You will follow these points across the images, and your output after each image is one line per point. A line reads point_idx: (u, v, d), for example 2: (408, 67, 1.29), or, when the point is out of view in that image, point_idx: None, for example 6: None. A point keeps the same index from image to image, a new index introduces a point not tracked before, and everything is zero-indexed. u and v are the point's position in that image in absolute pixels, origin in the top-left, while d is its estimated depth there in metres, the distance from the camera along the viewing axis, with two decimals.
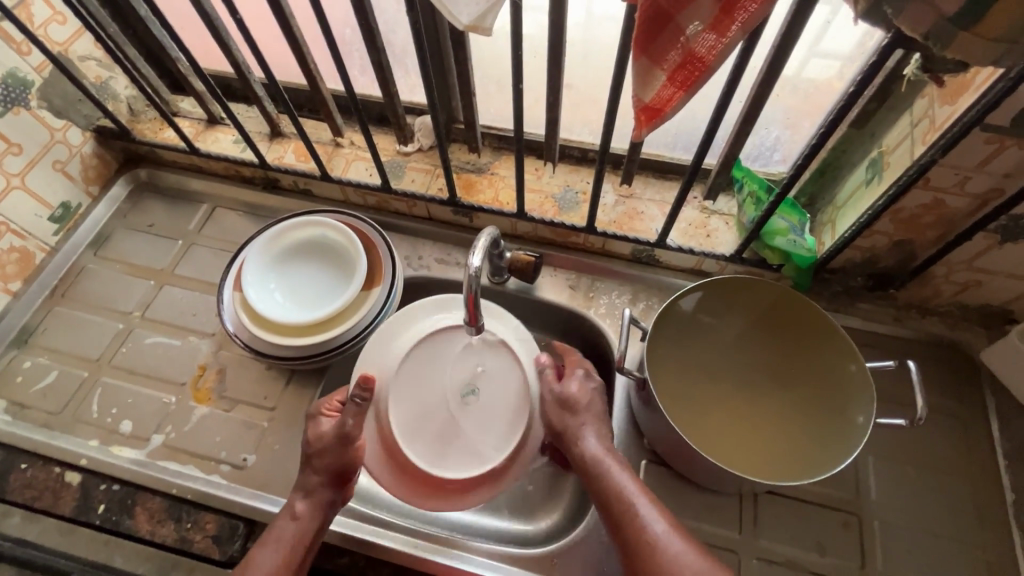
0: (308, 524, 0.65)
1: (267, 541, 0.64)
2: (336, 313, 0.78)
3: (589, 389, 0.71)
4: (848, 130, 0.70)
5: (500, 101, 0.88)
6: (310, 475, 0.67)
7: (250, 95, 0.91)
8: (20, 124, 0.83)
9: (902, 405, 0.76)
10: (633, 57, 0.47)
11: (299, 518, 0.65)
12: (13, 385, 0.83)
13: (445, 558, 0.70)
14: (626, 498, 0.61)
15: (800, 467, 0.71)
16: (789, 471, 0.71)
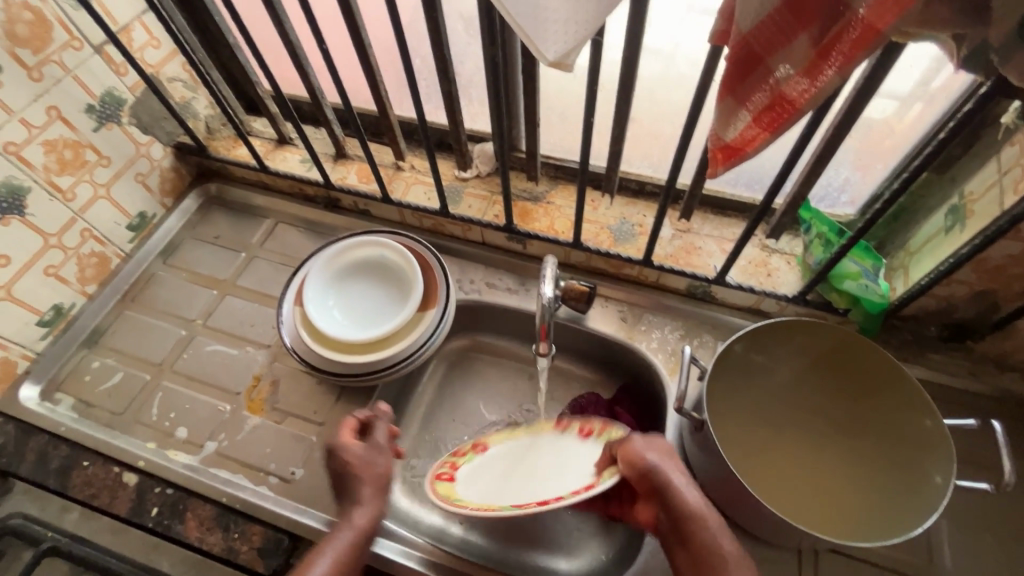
0: (360, 543, 0.61)
1: (316, 552, 0.59)
2: (390, 332, 0.79)
3: (666, 452, 0.57)
4: (927, 174, 0.67)
5: (561, 132, 0.89)
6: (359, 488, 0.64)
7: (320, 117, 0.96)
8: (111, 139, 0.89)
9: (978, 467, 0.71)
10: (717, 97, 0.47)
11: (347, 537, 0.61)
12: (81, 384, 0.87)
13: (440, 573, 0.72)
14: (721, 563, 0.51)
15: (857, 523, 0.68)
16: (846, 526, 0.68)
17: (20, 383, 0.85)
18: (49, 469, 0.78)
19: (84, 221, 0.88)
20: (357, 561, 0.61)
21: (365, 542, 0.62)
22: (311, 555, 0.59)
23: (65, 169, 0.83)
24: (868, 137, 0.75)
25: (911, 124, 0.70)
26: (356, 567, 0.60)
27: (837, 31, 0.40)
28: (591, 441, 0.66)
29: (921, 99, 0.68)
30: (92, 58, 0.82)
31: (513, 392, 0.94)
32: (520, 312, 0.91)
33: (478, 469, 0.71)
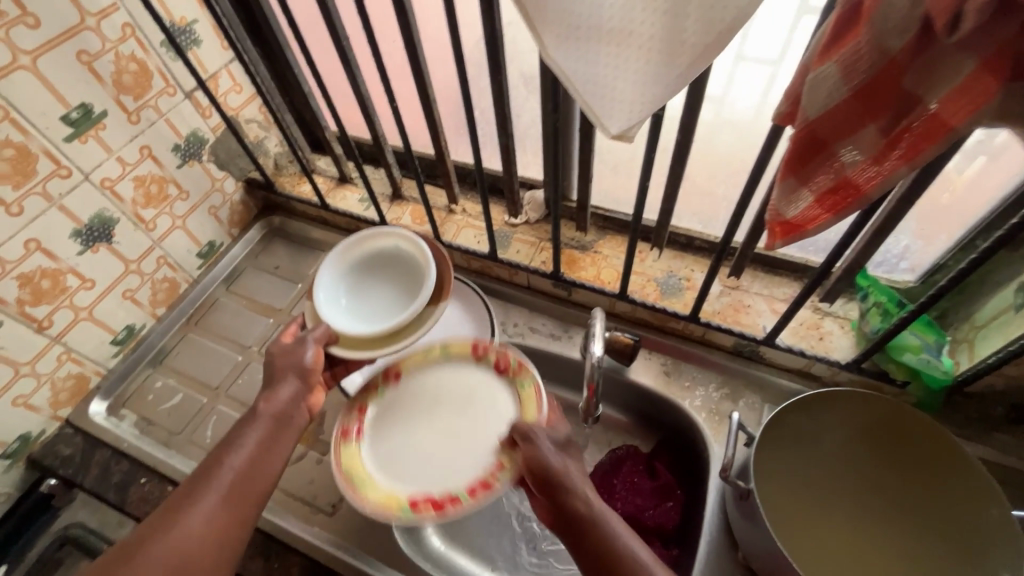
0: (274, 435, 0.62)
1: (225, 453, 0.59)
2: (398, 327, 0.73)
3: (566, 450, 0.62)
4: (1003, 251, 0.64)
5: (612, 184, 0.90)
6: (277, 378, 0.67)
7: (381, 160, 1.01)
8: (191, 174, 0.96)
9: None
10: (778, 176, 0.48)
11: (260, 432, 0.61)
12: (145, 402, 0.92)
13: None
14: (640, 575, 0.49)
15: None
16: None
17: (91, 397, 0.91)
18: (110, 483, 0.83)
19: (160, 249, 0.95)
20: (271, 457, 0.61)
21: (276, 437, 0.62)
22: (224, 450, 0.60)
23: (149, 202, 0.90)
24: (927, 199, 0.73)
25: (974, 183, 0.69)
26: (270, 465, 0.60)
27: (905, 124, 0.40)
28: (504, 379, 0.76)
29: (984, 154, 0.67)
30: (183, 102, 0.90)
31: None
32: (562, 359, 0.92)
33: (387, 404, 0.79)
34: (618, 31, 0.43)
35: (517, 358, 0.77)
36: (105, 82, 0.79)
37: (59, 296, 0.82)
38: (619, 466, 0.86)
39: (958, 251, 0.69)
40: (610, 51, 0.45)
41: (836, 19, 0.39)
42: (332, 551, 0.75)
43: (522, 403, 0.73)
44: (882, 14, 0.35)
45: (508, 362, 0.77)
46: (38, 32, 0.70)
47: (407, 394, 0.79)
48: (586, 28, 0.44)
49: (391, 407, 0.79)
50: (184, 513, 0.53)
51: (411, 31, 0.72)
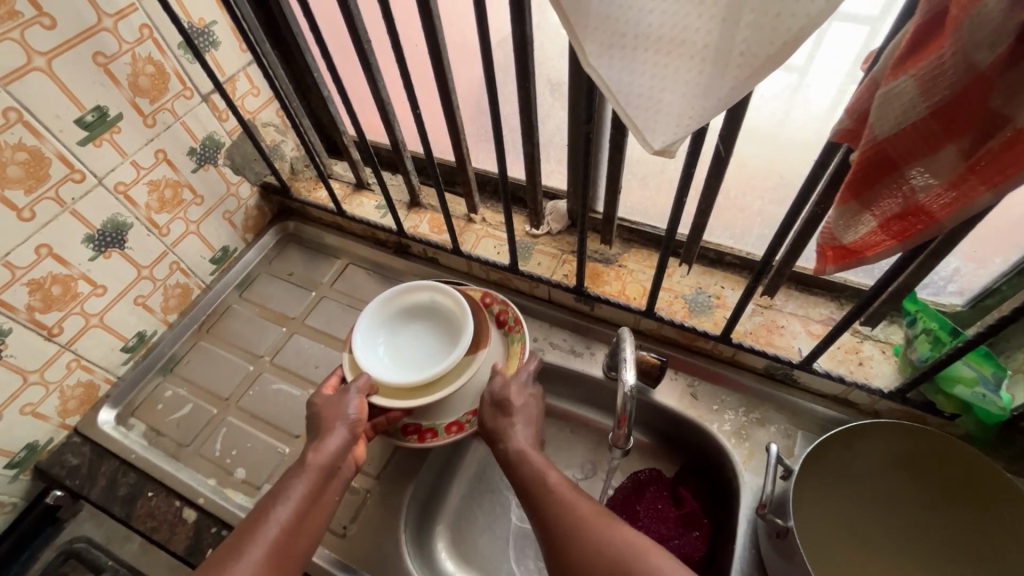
0: (323, 483, 0.65)
1: (270, 504, 0.61)
2: (437, 377, 0.75)
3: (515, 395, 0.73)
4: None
5: (640, 196, 0.87)
6: (325, 425, 0.69)
7: (400, 167, 0.98)
8: (206, 178, 0.94)
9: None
10: (837, 199, 0.45)
11: (309, 480, 0.64)
12: (154, 411, 0.90)
13: None
14: (597, 532, 0.55)
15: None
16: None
17: (100, 406, 0.89)
18: (117, 496, 0.81)
19: (173, 254, 0.93)
20: (313, 518, 0.63)
21: (319, 495, 0.64)
22: (272, 499, 0.62)
23: (163, 207, 0.88)
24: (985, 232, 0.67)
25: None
26: (308, 528, 0.62)
27: (989, 146, 0.36)
28: (500, 332, 0.84)
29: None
30: (199, 105, 0.88)
31: (568, 459, 0.90)
32: (584, 377, 0.88)
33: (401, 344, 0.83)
34: (668, 40, 0.40)
35: (515, 316, 0.85)
36: (121, 84, 0.77)
37: (70, 302, 0.80)
38: (641, 490, 0.82)
39: (1015, 276, 0.65)
40: (658, 60, 0.41)
41: (913, 30, 0.35)
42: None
43: (507, 355, 0.82)
44: (974, 23, 0.31)
45: (507, 319, 0.84)
46: (54, 33, 0.68)
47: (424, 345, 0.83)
48: (633, 36, 0.41)
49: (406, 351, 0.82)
50: (231, 564, 0.55)
51: (436, 37, 0.69)
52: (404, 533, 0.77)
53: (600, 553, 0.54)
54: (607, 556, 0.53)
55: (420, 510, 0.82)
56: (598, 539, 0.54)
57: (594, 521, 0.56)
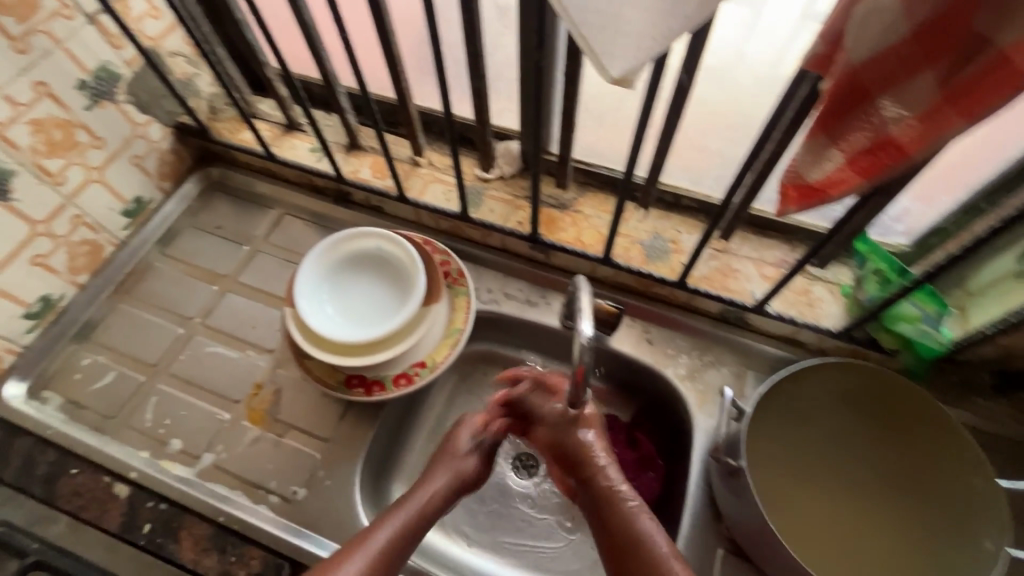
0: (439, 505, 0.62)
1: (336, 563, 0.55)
2: (396, 331, 0.71)
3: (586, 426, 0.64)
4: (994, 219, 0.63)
5: (597, 135, 0.82)
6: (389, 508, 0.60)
7: (333, 104, 0.88)
8: (105, 117, 0.81)
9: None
10: (805, 132, 0.41)
11: (424, 503, 0.62)
12: (71, 382, 0.82)
13: None
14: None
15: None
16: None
17: (5, 379, 0.79)
18: (35, 476, 0.74)
19: (75, 207, 0.81)
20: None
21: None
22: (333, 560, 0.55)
23: (54, 151, 0.76)
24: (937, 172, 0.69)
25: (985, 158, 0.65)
26: None
27: (969, 71, 0.34)
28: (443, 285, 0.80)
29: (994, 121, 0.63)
30: (84, 28, 0.75)
31: None
32: (540, 327, 0.86)
33: (347, 293, 0.76)
34: None
35: (458, 268, 0.81)
36: None
37: None
38: None
39: (961, 215, 0.65)
40: None
41: None
42: (297, 544, 0.69)
43: (454, 307, 0.78)
44: None
45: (449, 270, 0.80)
46: None
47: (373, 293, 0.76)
48: None
49: (353, 300, 0.75)
50: None
51: None
52: (358, 492, 0.74)
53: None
54: None
55: (376, 469, 0.80)
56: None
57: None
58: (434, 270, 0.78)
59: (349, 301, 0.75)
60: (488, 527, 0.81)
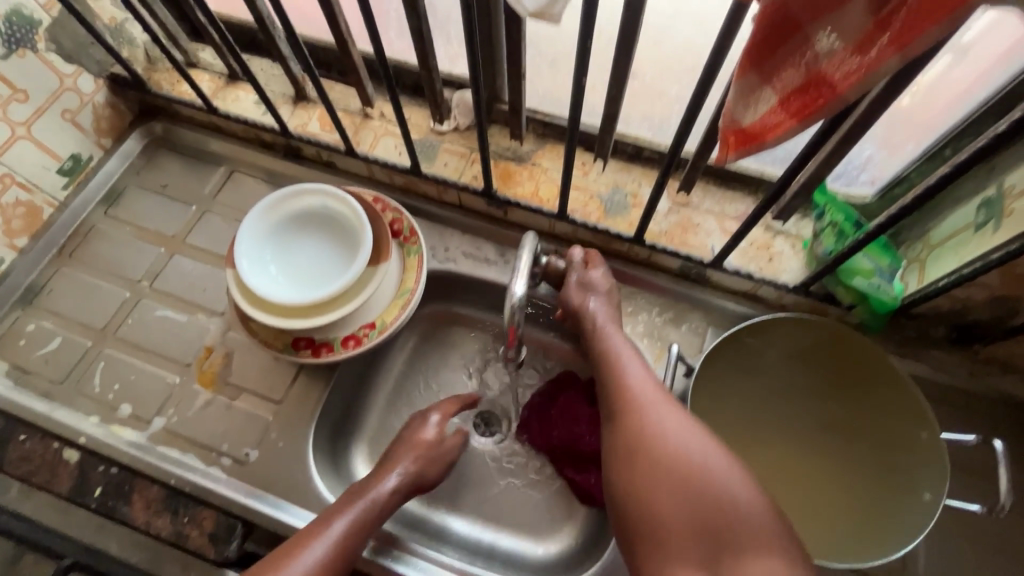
0: (379, 511, 0.64)
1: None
2: (342, 291, 0.69)
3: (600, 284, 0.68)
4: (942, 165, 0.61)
5: (552, 83, 0.77)
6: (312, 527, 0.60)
7: (273, 52, 0.83)
8: (25, 67, 0.76)
9: (978, 485, 0.67)
10: (735, 71, 0.38)
11: (364, 509, 0.63)
12: (16, 348, 0.80)
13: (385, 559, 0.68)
14: (661, 445, 0.51)
15: (855, 539, 0.62)
16: (838, 542, 0.62)
17: None
18: None
19: (3, 165, 0.77)
20: None
21: None
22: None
23: None
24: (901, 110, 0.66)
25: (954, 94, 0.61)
26: None
27: None
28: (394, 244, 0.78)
29: (949, 52, 0.59)
30: None
31: (487, 369, 0.88)
32: (498, 285, 0.84)
33: (294, 250, 0.73)
34: None
35: (409, 226, 0.79)
36: None
37: None
38: (556, 394, 0.82)
39: (923, 163, 0.63)
40: None
41: None
42: (247, 504, 0.70)
43: (406, 267, 0.77)
44: None
45: (401, 228, 0.78)
46: None
47: (322, 250, 0.73)
48: None
49: (302, 258, 0.73)
50: None
51: None
52: (311, 453, 0.73)
53: (679, 484, 0.49)
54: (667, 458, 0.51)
55: (333, 430, 0.79)
56: (670, 456, 0.51)
57: (658, 429, 0.53)
58: (382, 227, 0.75)
59: (298, 256, 0.73)
60: (450, 484, 0.81)
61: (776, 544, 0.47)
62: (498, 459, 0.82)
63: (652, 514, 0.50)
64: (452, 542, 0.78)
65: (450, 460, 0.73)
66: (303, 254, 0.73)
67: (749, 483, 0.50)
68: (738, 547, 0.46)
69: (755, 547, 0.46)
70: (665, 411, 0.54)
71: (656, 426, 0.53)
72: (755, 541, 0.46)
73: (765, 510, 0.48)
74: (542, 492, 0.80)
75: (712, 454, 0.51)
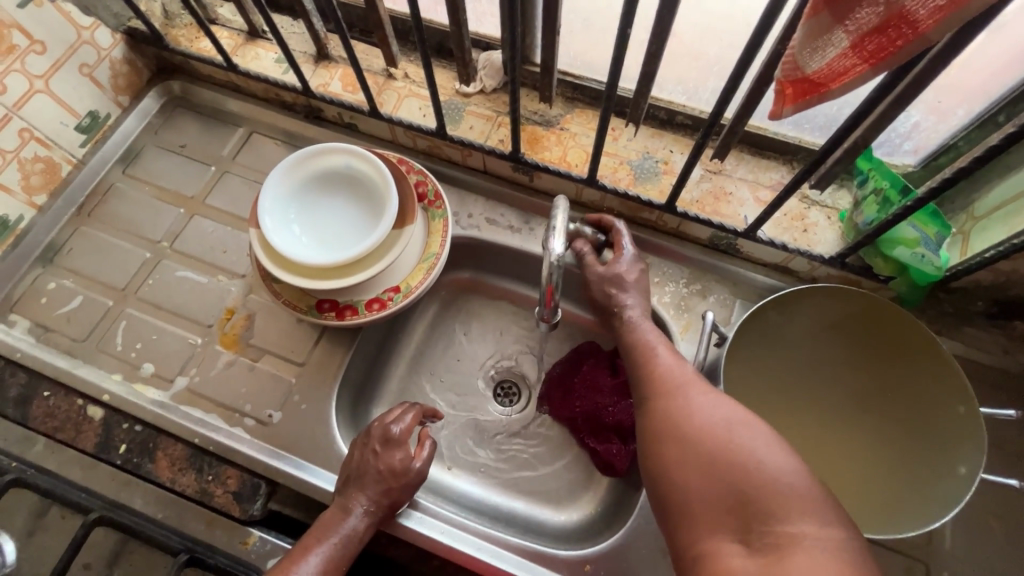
0: (351, 546, 0.61)
1: None
2: (367, 253, 0.68)
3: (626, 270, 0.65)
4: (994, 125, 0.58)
5: (585, 44, 0.74)
6: (297, 557, 0.58)
7: (296, 7, 0.80)
8: (42, 18, 0.74)
9: (1008, 462, 0.66)
10: (807, 11, 0.36)
11: (336, 542, 0.60)
12: (37, 306, 0.79)
13: (407, 520, 0.67)
14: (690, 419, 0.49)
15: (891, 513, 0.61)
16: (870, 514, 0.62)
17: None
18: (7, 398, 0.73)
19: (22, 119, 0.75)
20: None
21: None
22: None
23: None
24: (943, 85, 0.63)
25: (998, 68, 0.59)
26: None
27: None
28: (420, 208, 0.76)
29: (988, 31, 0.57)
30: None
31: (508, 338, 0.87)
32: (520, 253, 0.82)
33: (319, 209, 0.72)
34: None
35: (435, 189, 0.78)
36: None
37: None
38: (580, 363, 0.82)
39: (973, 130, 0.60)
40: None
41: None
42: (271, 465, 0.70)
43: (430, 230, 0.75)
44: None
45: (426, 192, 0.77)
46: None
47: (347, 210, 0.72)
48: None
49: (325, 218, 0.71)
50: None
51: None
52: (334, 417, 0.73)
53: (710, 461, 0.46)
54: (702, 436, 0.48)
55: (354, 394, 0.79)
56: (699, 428, 0.48)
57: (688, 407, 0.51)
58: (408, 187, 0.73)
59: (324, 216, 0.71)
60: (469, 451, 0.81)
61: (815, 512, 0.42)
62: (518, 428, 0.82)
63: (680, 492, 0.47)
64: (472, 508, 0.77)
65: (421, 476, 0.67)
66: (328, 214, 0.72)
67: (785, 452, 0.45)
68: (770, 513, 0.42)
69: (789, 514, 0.42)
70: (699, 390, 0.52)
71: (685, 405, 0.51)
72: (788, 505, 0.42)
73: (802, 476, 0.44)
74: (562, 462, 0.80)
75: (743, 423, 0.48)
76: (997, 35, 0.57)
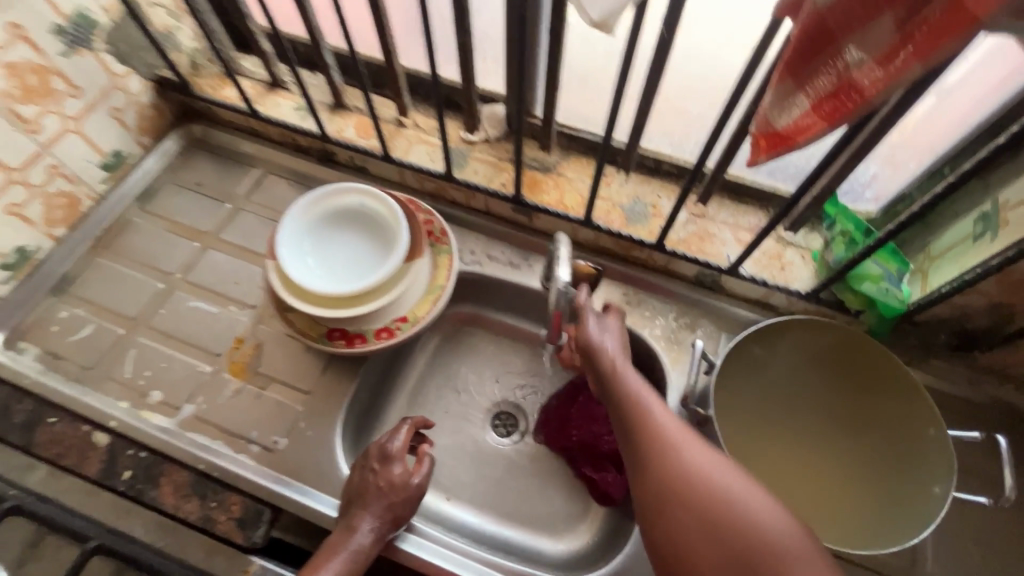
0: (362, 560, 0.63)
1: None
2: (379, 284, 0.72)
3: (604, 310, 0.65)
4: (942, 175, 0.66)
5: (581, 100, 0.83)
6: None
7: (318, 63, 0.88)
8: (83, 66, 0.80)
9: (979, 487, 0.71)
10: (775, 78, 0.44)
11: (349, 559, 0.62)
12: (47, 334, 0.81)
13: (408, 545, 0.69)
14: (685, 478, 0.54)
15: (870, 532, 0.65)
16: (852, 534, 0.65)
17: None
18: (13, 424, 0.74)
19: (51, 156, 0.80)
20: None
21: None
22: None
23: (29, 96, 0.75)
24: (902, 138, 0.71)
25: (949, 124, 0.67)
26: None
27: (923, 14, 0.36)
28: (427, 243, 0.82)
29: (936, 94, 0.66)
30: None
31: (507, 370, 0.91)
32: (520, 287, 0.87)
33: (331, 243, 0.76)
34: None
35: (441, 227, 0.83)
36: None
37: None
38: (576, 392, 0.85)
39: (925, 180, 0.68)
40: None
41: None
42: (276, 492, 0.71)
43: (437, 264, 0.80)
44: None
45: (433, 229, 0.82)
46: None
47: (359, 243, 0.77)
48: None
49: (338, 251, 0.76)
50: None
51: None
52: (339, 444, 0.75)
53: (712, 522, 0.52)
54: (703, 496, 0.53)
55: (357, 423, 0.81)
56: (696, 490, 0.53)
57: (681, 460, 0.54)
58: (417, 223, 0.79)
59: (336, 249, 0.76)
60: (468, 481, 0.83)
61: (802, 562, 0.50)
62: (517, 458, 0.84)
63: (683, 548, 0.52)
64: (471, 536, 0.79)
65: (420, 491, 0.68)
66: (341, 246, 0.76)
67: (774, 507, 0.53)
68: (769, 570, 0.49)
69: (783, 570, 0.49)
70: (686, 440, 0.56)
71: (678, 458, 0.55)
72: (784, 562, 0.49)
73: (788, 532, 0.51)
74: (561, 492, 0.82)
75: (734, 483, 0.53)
76: (943, 94, 0.66)
